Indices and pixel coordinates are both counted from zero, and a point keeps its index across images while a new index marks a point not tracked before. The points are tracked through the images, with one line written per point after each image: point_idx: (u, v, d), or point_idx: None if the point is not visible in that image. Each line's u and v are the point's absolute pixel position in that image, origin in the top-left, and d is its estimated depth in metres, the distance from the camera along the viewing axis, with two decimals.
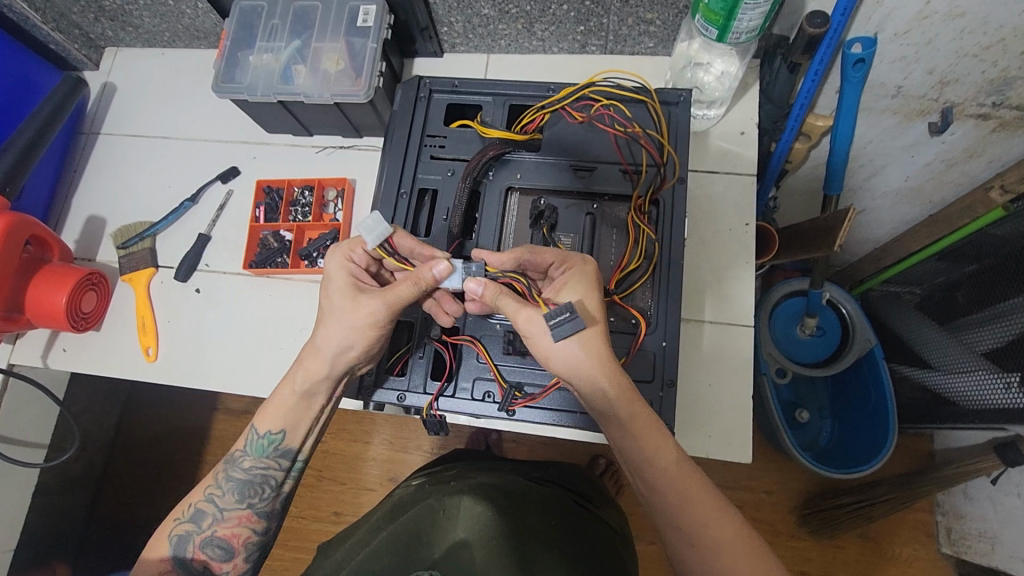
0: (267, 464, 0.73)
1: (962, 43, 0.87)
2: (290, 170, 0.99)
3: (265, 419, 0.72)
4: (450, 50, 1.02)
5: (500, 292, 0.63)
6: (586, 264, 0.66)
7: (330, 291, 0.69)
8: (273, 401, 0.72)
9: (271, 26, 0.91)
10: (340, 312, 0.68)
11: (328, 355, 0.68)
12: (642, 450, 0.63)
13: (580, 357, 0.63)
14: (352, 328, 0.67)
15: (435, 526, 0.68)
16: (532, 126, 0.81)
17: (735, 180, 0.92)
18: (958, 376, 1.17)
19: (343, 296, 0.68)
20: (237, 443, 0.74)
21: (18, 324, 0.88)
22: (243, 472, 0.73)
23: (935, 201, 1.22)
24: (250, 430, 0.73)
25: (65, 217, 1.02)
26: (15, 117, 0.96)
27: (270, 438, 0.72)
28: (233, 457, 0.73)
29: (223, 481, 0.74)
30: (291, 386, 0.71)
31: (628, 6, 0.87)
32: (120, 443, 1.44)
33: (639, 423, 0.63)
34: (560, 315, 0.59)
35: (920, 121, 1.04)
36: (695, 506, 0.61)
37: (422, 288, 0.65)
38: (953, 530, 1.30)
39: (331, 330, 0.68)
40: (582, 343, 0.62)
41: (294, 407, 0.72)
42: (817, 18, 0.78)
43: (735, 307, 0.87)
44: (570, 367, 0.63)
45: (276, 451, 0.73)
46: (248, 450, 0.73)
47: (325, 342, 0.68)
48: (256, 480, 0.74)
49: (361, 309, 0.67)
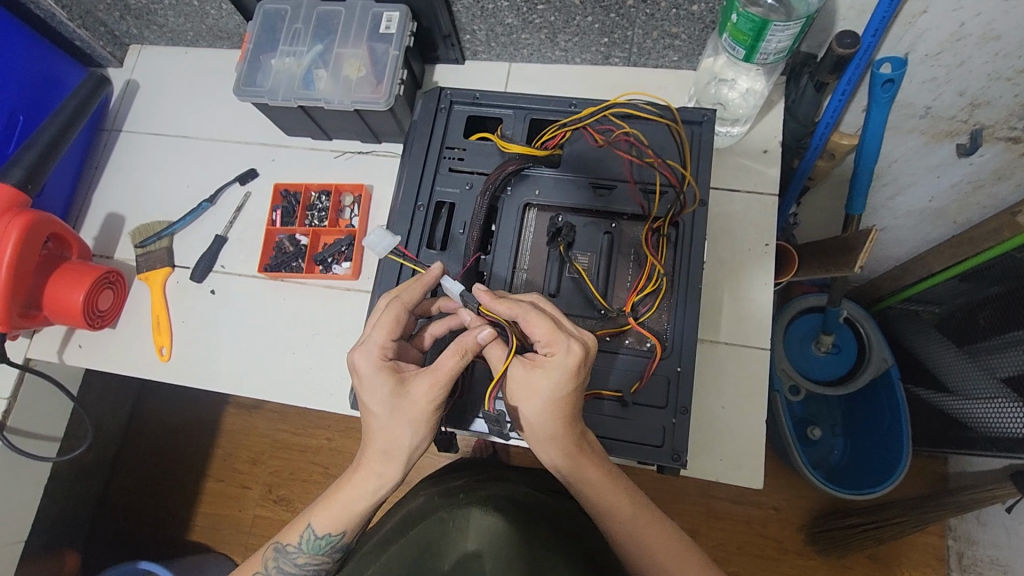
0: (320, 559, 0.70)
1: (995, 66, 0.85)
2: (307, 174, 0.99)
3: (324, 520, 0.68)
4: (472, 57, 1.01)
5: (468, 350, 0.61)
6: (572, 356, 0.59)
7: (373, 400, 0.63)
8: (336, 502, 0.67)
9: (295, 30, 0.91)
10: (395, 409, 0.62)
11: (398, 455, 0.64)
12: (603, 500, 0.65)
13: (540, 423, 0.62)
14: (415, 423, 0.63)
15: (445, 537, 0.67)
16: (552, 143, 0.80)
17: (757, 199, 0.90)
18: (977, 402, 1.14)
19: (391, 399, 0.62)
20: (290, 536, 0.69)
21: (37, 320, 0.88)
22: (296, 566, 0.70)
23: (959, 221, 1.19)
24: (307, 528, 0.68)
25: (85, 214, 1.03)
26: (40, 113, 0.97)
27: (328, 538, 0.68)
28: (284, 549, 0.70)
29: (273, 570, 0.71)
30: (362, 491, 0.66)
31: (654, 20, 0.86)
32: (131, 433, 1.46)
33: (597, 480, 0.65)
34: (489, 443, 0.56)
35: (948, 142, 1.01)
36: (661, 554, 0.64)
37: (468, 358, 0.61)
38: (964, 555, 1.27)
39: (393, 428, 0.63)
40: (535, 414, 0.62)
41: (358, 514, 0.67)
42: (847, 38, 0.77)
43: (751, 329, 0.86)
44: (523, 422, 0.63)
45: (332, 548, 0.69)
46: (302, 546, 0.69)
47: (383, 439, 0.64)
48: (308, 572, 0.71)
49: (418, 397, 0.62)
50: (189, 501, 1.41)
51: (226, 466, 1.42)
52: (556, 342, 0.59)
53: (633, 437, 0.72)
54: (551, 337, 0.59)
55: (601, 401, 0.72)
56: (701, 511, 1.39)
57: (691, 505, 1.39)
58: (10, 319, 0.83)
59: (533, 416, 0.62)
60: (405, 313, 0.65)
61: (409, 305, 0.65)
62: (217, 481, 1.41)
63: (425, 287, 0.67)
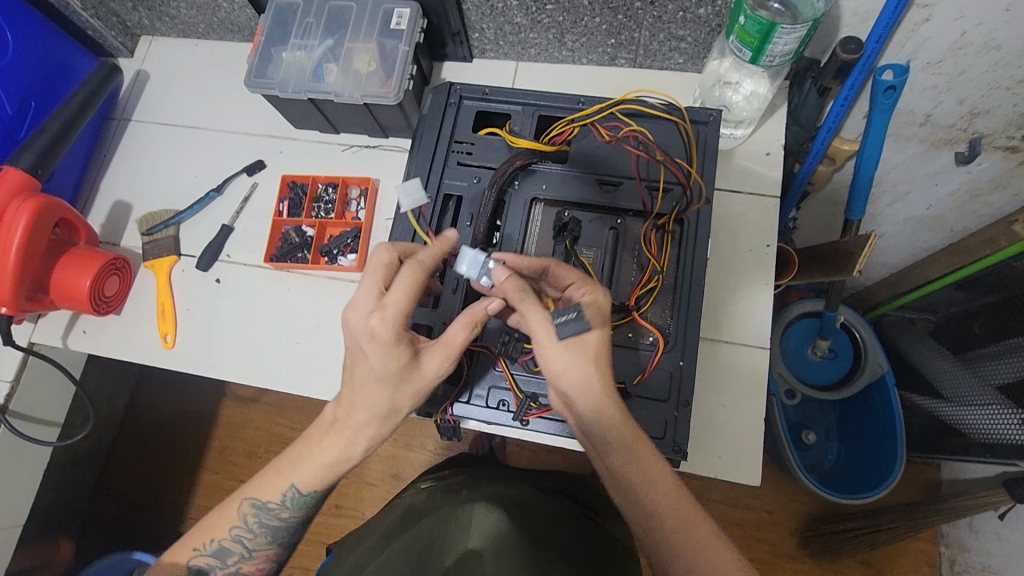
0: (299, 514, 0.72)
1: (994, 76, 0.86)
2: (315, 167, 1.00)
3: (308, 478, 0.69)
4: (480, 55, 1.02)
5: (475, 322, 0.63)
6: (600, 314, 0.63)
7: (381, 368, 0.62)
8: (315, 461, 0.68)
9: (306, 24, 0.93)
10: (401, 378, 0.63)
11: (390, 416, 0.66)
12: (639, 474, 0.62)
13: (578, 391, 0.62)
14: (416, 391, 0.64)
15: (447, 534, 0.64)
16: (560, 139, 0.82)
17: (758, 202, 0.92)
18: (970, 408, 1.16)
19: (399, 371, 0.62)
20: (271, 494, 0.70)
21: (42, 305, 0.89)
22: (278, 521, 0.71)
23: (956, 230, 1.20)
24: (290, 486, 0.69)
25: (92, 201, 1.04)
26: (50, 100, 0.98)
27: (311, 494, 0.70)
28: (266, 507, 0.70)
29: (253, 525, 0.71)
30: (348, 451, 0.68)
31: (660, 22, 0.87)
32: (129, 422, 1.46)
33: (624, 439, 0.62)
34: (567, 315, 0.62)
35: (947, 150, 1.03)
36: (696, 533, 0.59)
37: (475, 329, 0.63)
38: (956, 561, 1.28)
39: (393, 396, 0.64)
40: (569, 381, 0.62)
41: (336, 471, 0.69)
42: (851, 44, 0.79)
43: (752, 329, 0.87)
44: (568, 378, 0.62)
45: (316, 501, 0.72)
46: (285, 503, 0.70)
47: (379, 404, 0.64)
48: (289, 527, 0.73)
49: (428, 373, 0.64)
50: (184, 492, 1.41)
51: (223, 457, 1.43)
52: (584, 293, 0.65)
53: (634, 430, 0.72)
54: (579, 289, 0.65)
55: None
56: None
57: None
58: (17, 302, 0.83)
59: (564, 380, 0.62)
60: (424, 279, 0.63)
61: (429, 273, 0.63)
62: (213, 473, 1.42)
63: (441, 252, 0.64)
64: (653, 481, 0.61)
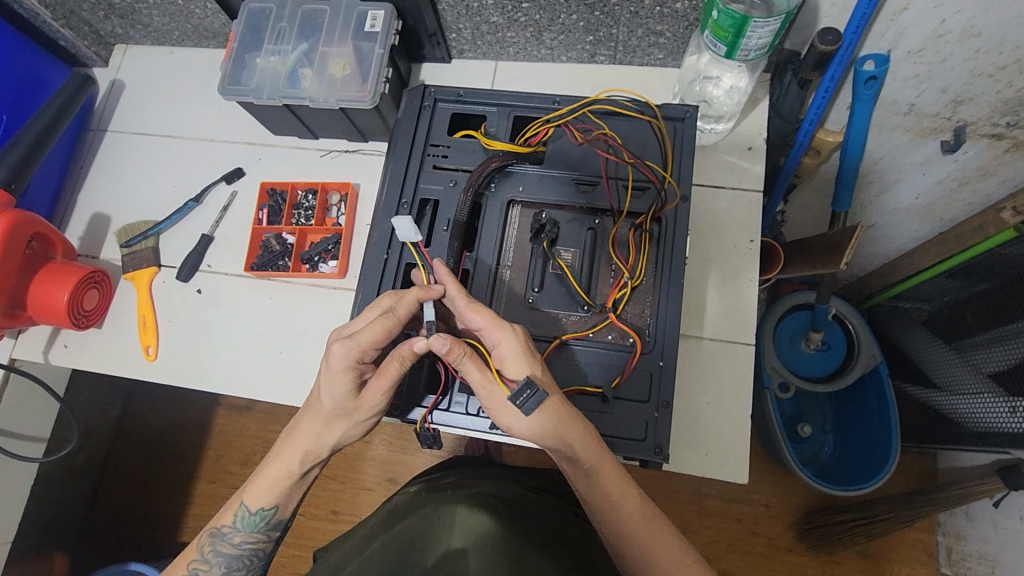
0: (256, 538, 0.72)
1: (976, 63, 0.85)
2: (295, 173, 0.99)
3: (257, 497, 0.70)
4: (458, 55, 1.01)
5: (405, 357, 0.63)
6: (519, 361, 0.62)
7: (326, 391, 0.66)
8: (263, 478, 0.70)
9: (279, 29, 0.91)
10: (341, 405, 0.66)
11: (325, 446, 0.68)
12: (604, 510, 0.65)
13: (536, 436, 0.63)
14: (350, 423, 0.67)
15: (429, 534, 0.65)
16: (536, 140, 0.81)
17: (741, 197, 0.91)
18: (963, 397, 1.16)
19: (341, 399, 0.65)
20: (224, 517, 0.71)
21: (20, 321, 0.88)
22: (232, 546, 0.71)
23: (945, 218, 1.19)
24: (240, 506, 0.70)
25: (70, 214, 1.03)
26: (23, 114, 0.96)
27: (262, 514, 0.70)
28: (219, 532, 0.71)
29: (210, 556, 0.71)
30: (288, 466, 0.69)
31: (638, 18, 0.86)
32: (121, 433, 1.45)
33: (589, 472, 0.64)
34: (524, 393, 0.60)
35: (932, 139, 1.02)
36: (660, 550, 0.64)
37: (406, 364, 0.64)
38: (953, 550, 1.28)
39: (330, 422, 0.67)
40: (524, 434, 0.64)
41: (288, 488, 0.70)
42: (829, 35, 0.78)
43: (739, 326, 0.86)
44: (523, 436, 0.64)
45: (267, 525, 0.71)
46: (237, 526, 0.71)
47: (318, 429, 0.68)
48: (246, 553, 0.72)
49: (365, 408, 0.66)
50: (178, 502, 1.40)
51: (217, 466, 1.42)
52: (496, 340, 0.63)
53: (615, 431, 0.72)
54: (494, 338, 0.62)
55: (584, 396, 0.72)
56: (692, 509, 1.39)
57: (683, 503, 1.39)
58: None
59: (520, 430, 0.63)
60: (396, 328, 0.63)
61: (403, 320, 0.63)
62: (208, 482, 1.41)
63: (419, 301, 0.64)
64: (620, 503, 0.65)
